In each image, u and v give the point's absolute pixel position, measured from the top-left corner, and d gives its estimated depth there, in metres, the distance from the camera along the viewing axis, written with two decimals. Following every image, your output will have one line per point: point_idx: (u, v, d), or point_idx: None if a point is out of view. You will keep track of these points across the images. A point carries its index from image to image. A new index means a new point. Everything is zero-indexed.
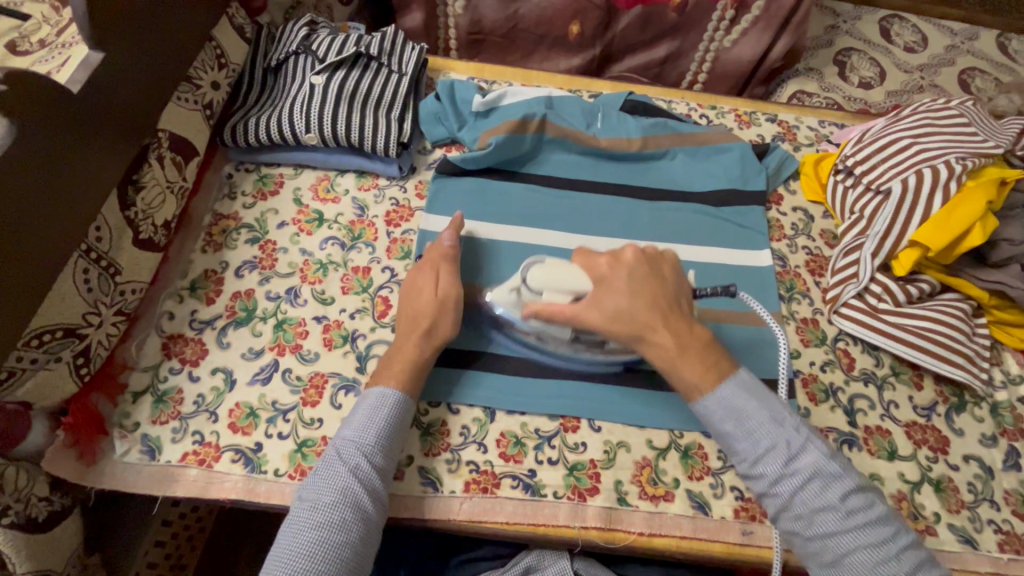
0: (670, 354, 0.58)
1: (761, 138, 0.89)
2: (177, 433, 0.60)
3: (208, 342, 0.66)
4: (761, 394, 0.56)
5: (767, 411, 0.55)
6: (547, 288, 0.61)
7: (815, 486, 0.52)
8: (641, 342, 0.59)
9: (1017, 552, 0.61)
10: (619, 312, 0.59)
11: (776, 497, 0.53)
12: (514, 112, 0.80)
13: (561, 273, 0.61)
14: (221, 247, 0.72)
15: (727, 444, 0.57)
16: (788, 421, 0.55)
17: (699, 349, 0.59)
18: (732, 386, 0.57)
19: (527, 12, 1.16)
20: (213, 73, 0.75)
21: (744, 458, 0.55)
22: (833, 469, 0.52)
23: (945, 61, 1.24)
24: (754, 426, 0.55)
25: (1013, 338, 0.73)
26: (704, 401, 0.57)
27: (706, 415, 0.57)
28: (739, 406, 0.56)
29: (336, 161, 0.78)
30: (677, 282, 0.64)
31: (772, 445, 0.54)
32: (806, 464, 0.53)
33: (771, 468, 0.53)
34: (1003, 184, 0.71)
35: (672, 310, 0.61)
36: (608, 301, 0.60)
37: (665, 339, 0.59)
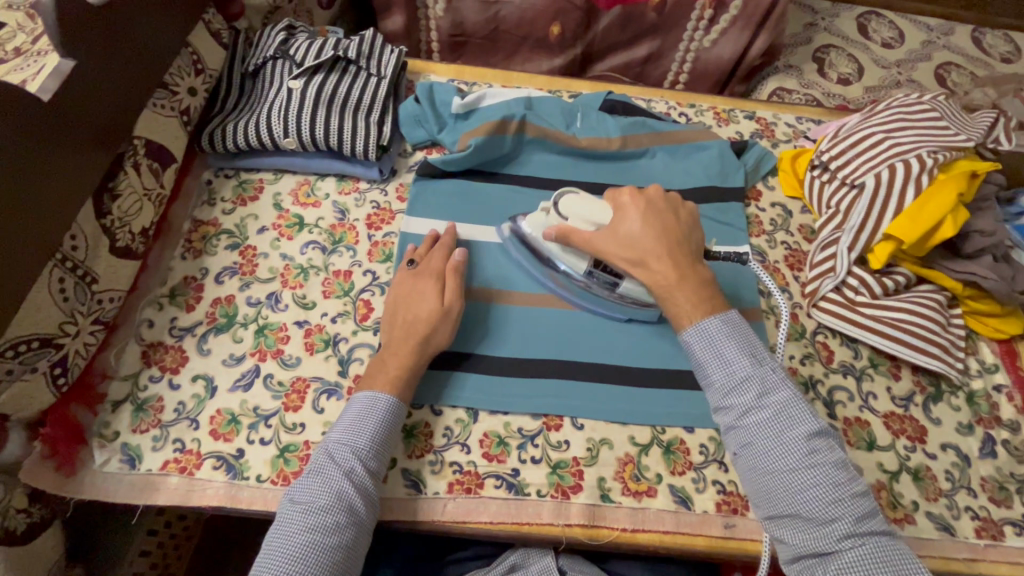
0: (668, 281, 0.61)
1: (739, 135, 0.90)
2: (157, 441, 0.60)
3: (188, 349, 0.65)
4: (744, 333, 0.58)
5: (745, 350, 0.57)
6: (573, 215, 0.66)
7: (781, 422, 0.53)
8: (640, 266, 0.62)
9: (993, 538, 0.62)
10: (630, 236, 0.63)
11: (741, 429, 0.55)
12: (493, 113, 0.81)
13: (589, 204, 0.66)
14: (201, 254, 0.72)
15: (702, 375, 0.58)
16: (766, 361, 0.57)
17: (699, 281, 0.61)
18: (715, 322, 0.58)
19: (508, 14, 1.17)
20: (190, 80, 0.75)
21: (716, 389, 0.57)
22: (802, 411, 0.54)
23: (922, 57, 1.26)
24: (731, 360, 0.56)
25: (987, 327, 0.74)
26: (688, 330, 0.59)
27: (688, 345, 0.59)
28: (720, 340, 0.57)
29: (316, 166, 0.78)
30: (692, 226, 0.66)
31: (746, 379, 0.55)
32: (776, 402, 0.54)
33: (742, 399, 0.55)
34: (974, 176, 0.73)
35: (682, 245, 0.63)
36: (623, 227, 0.64)
37: (664, 267, 0.61)
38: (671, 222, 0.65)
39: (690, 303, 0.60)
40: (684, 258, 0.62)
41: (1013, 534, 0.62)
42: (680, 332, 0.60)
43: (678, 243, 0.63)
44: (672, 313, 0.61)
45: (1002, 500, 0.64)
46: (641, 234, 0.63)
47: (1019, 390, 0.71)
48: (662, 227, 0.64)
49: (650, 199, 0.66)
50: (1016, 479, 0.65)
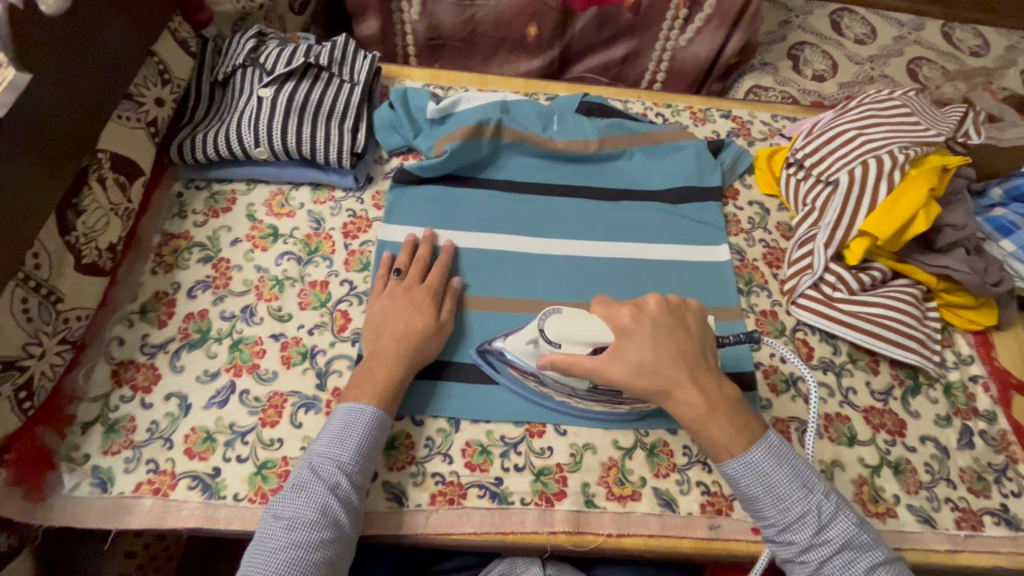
0: (700, 414, 0.56)
1: (716, 134, 0.90)
2: (130, 463, 0.58)
3: (160, 366, 0.64)
4: (789, 459, 0.55)
5: (796, 480, 0.54)
6: (565, 340, 0.56)
7: (845, 557, 0.51)
8: (665, 397, 0.56)
9: (973, 528, 0.63)
10: (643, 366, 0.56)
11: (804, 565, 0.53)
12: (468, 118, 0.80)
13: (581, 323, 0.57)
14: (173, 268, 0.70)
15: (752, 507, 0.55)
16: (817, 487, 0.54)
17: (728, 408, 0.56)
18: (760, 456, 0.54)
19: (484, 16, 1.16)
20: (157, 90, 0.73)
21: (771, 523, 0.54)
22: (861, 538, 0.52)
23: (894, 52, 1.27)
24: (784, 494, 0.53)
25: (962, 320, 0.76)
26: (730, 465, 0.55)
27: (731, 478, 0.55)
28: (768, 473, 0.54)
29: (289, 175, 0.77)
30: (700, 331, 0.60)
31: (803, 512, 0.53)
32: (836, 534, 0.52)
33: (802, 535, 0.52)
34: (945, 170, 0.74)
35: (699, 363, 0.57)
36: (630, 355, 0.56)
37: (691, 396, 0.56)
38: (682, 336, 0.58)
39: (728, 434, 0.55)
40: (706, 380, 0.57)
41: (992, 523, 0.63)
42: (720, 465, 0.56)
43: (693, 360, 0.57)
44: (709, 446, 0.56)
45: (980, 490, 0.65)
46: (659, 362, 0.56)
47: (994, 380, 0.72)
48: (673, 351, 0.57)
49: (652, 315, 0.58)
50: (994, 468, 0.66)
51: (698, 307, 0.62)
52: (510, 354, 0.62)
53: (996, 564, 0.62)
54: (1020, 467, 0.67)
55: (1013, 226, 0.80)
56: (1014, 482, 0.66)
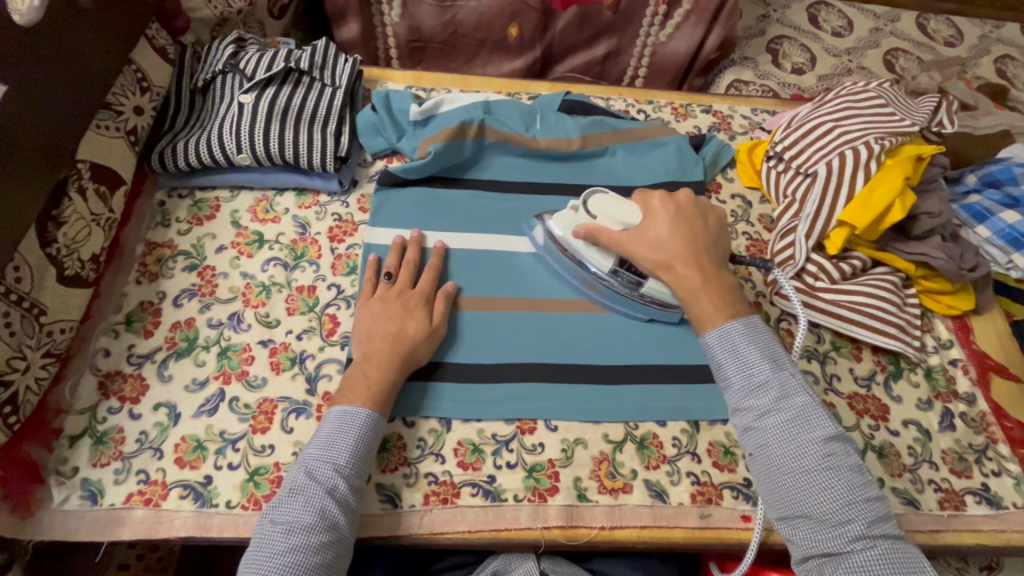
0: (694, 286, 0.62)
1: (697, 129, 0.92)
2: (119, 474, 0.58)
3: (148, 376, 0.63)
4: (763, 336, 0.59)
5: (765, 353, 0.57)
6: (603, 213, 0.68)
7: (798, 424, 0.54)
8: (667, 270, 0.63)
9: (956, 508, 0.64)
10: (658, 240, 0.64)
11: (757, 430, 0.55)
12: (451, 119, 0.80)
13: (617, 205, 0.68)
14: (157, 277, 0.70)
15: (720, 377, 0.59)
16: (787, 367, 0.57)
17: (723, 285, 0.62)
18: (739, 325, 0.59)
19: (465, 17, 1.16)
20: (135, 98, 0.73)
21: (735, 390, 0.57)
22: (819, 415, 0.54)
23: (870, 44, 1.29)
24: (751, 362, 0.57)
25: (941, 305, 0.77)
26: (709, 333, 0.59)
27: (708, 346, 0.60)
28: (740, 343, 0.58)
29: (273, 180, 0.77)
30: (717, 230, 0.67)
31: (765, 383, 0.56)
32: (794, 405, 0.54)
33: (761, 402, 0.55)
34: (920, 159, 0.76)
35: (708, 250, 0.64)
36: (651, 231, 0.65)
37: (690, 272, 0.62)
38: (700, 228, 0.66)
39: (713, 307, 0.60)
40: (709, 264, 0.63)
41: (973, 502, 0.65)
42: (702, 334, 0.60)
43: (706, 245, 0.65)
44: (694, 315, 0.61)
45: (962, 470, 0.67)
46: (670, 238, 0.64)
47: (973, 362, 0.74)
48: (687, 234, 0.65)
49: (678, 204, 0.67)
50: (974, 449, 0.68)
51: (721, 212, 0.70)
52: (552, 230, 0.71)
53: (979, 542, 0.63)
54: (1000, 447, 0.69)
55: (988, 211, 0.82)
56: (994, 462, 0.68)
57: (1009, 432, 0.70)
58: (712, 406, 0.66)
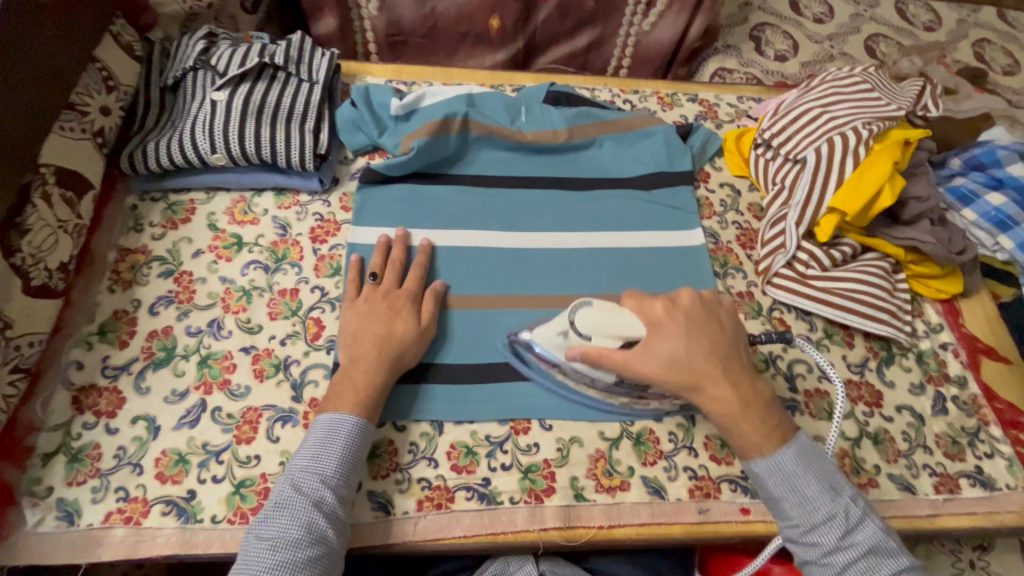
0: (732, 412, 0.56)
1: (684, 118, 0.90)
2: (97, 492, 0.55)
3: (124, 389, 0.61)
4: (817, 460, 0.56)
5: (823, 481, 0.54)
6: (597, 333, 0.57)
7: (868, 560, 0.52)
8: (696, 392, 0.57)
9: (950, 491, 0.64)
10: (675, 360, 0.57)
11: (826, 567, 0.52)
12: (434, 113, 0.78)
13: (613, 318, 0.58)
14: (131, 284, 0.67)
15: (775, 507, 0.55)
16: (844, 491, 0.55)
17: (760, 406, 0.57)
18: (790, 453, 0.55)
19: (444, 9, 1.14)
20: (102, 97, 0.70)
21: (795, 523, 0.54)
22: (886, 544, 0.52)
23: (851, 30, 1.29)
24: (810, 494, 0.54)
25: (930, 289, 0.77)
26: (757, 462, 0.56)
27: (759, 477, 0.56)
28: (795, 473, 0.55)
29: (250, 181, 0.74)
30: (730, 326, 0.61)
31: (829, 515, 0.53)
32: (861, 538, 0.52)
33: (828, 539, 0.52)
34: (908, 144, 0.76)
35: (731, 359, 0.58)
36: (662, 346, 0.57)
37: (723, 392, 0.57)
38: (714, 333, 0.59)
39: (758, 433, 0.56)
40: (738, 379, 0.58)
41: (968, 485, 0.65)
42: (748, 462, 0.57)
43: (726, 356, 0.58)
44: (738, 444, 0.57)
45: (956, 454, 0.67)
46: (689, 356, 0.57)
47: (963, 345, 0.74)
48: (705, 347, 0.58)
49: (683, 306, 0.60)
50: (967, 432, 0.68)
51: (729, 303, 0.63)
52: (538, 347, 0.62)
53: (974, 525, 0.64)
54: (991, 429, 0.69)
55: (973, 194, 0.82)
56: (986, 444, 0.68)
57: (999, 413, 0.70)
58: None
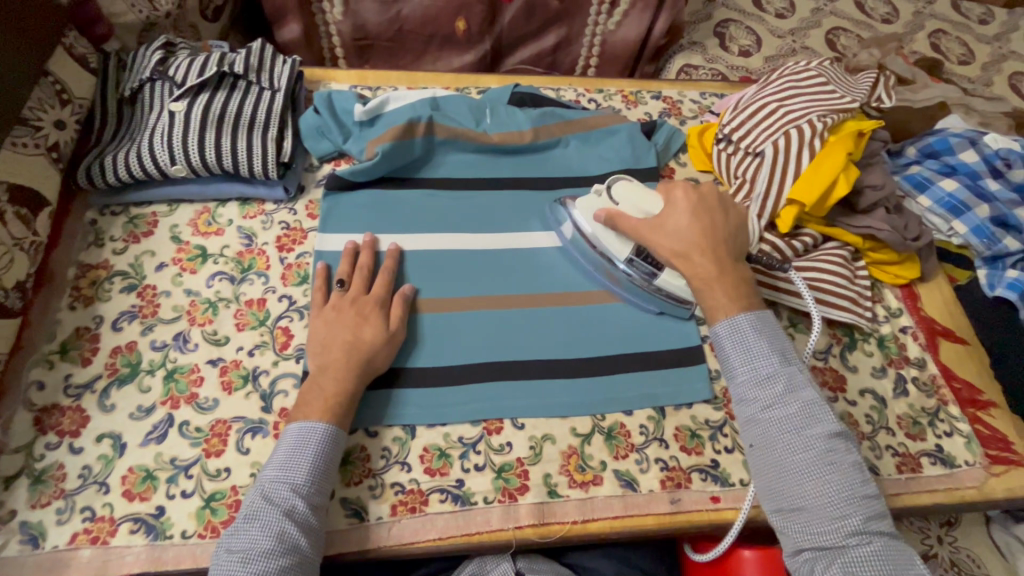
0: (708, 276, 0.62)
1: (648, 116, 0.92)
2: (62, 513, 0.54)
3: (89, 408, 0.60)
4: (774, 330, 0.59)
5: (775, 347, 0.58)
6: (625, 200, 0.70)
7: (803, 419, 0.55)
8: (683, 259, 0.64)
9: (913, 470, 0.66)
10: (677, 229, 0.65)
11: (760, 423, 0.56)
12: (398, 118, 0.78)
13: (641, 194, 0.70)
14: (93, 300, 0.66)
15: (726, 367, 0.60)
16: (794, 362, 0.58)
17: (737, 281, 0.62)
18: (750, 317, 0.59)
19: (410, 12, 1.14)
20: (55, 112, 0.68)
21: (741, 381, 0.58)
22: (823, 411, 0.55)
23: (812, 24, 1.32)
24: (760, 356, 0.58)
25: (888, 275, 0.80)
26: (719, 324, 0.60)
27: (717, 338, 0.60)
28: (750, 337, 0.58)
29: (214, 191, 0.73)
30: (739, 223, 0.67)
31: (774, 376, 0.57)
32: (801, 400, 0.55)
33: (768, 395, 0.56)
34: (861, 135, 0.78)
35: (726, 241, 0.64)
36: (670, 221, 0.66)
37: (705, 262, 0.63)
38: (721, 220, 0.66)
39: (726, 297, 0.61)
40: (724, 255, 0.63)
41: (929, 463, 0.67)
42: (712, 323, 0.61)
43: (724, 240, 0.64)
44: (708, 308, 0.62)
45: (917, 434, 0.69)
46: (689, 226, 0.65)
47: (921, 328, 0.77)
48: (709, 224, 0.65)
49: (702, 195, 0.67)
50: (927, 412, 0.71)
51: (743, 212, 0.69)
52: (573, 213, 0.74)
53: (936, 501, 0.66)
54: (950, 408, 0.71)
55: (927, 181, 0.84)
56: (945, 423, 0.70)
57: (957, 392, 0.73)
58: (677, 391, 0.67)
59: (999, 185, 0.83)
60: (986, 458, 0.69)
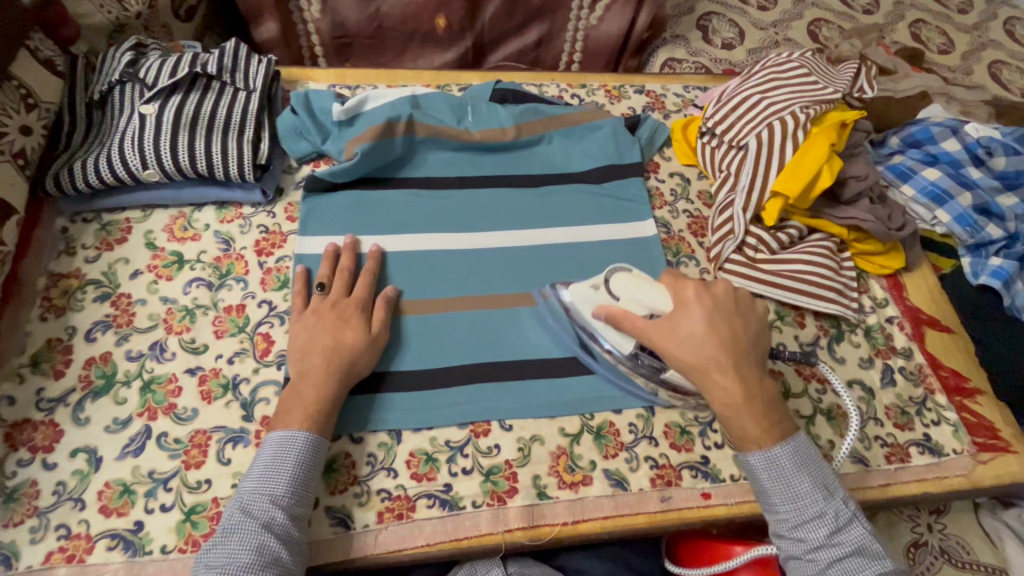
0: (734, 402, 0.57)
1: (632, 110, 0.91)
2: (36, 532, 0.53)
3: (62, 421, 0.58)
4: (812, 460, 0.56)
5: (816, 481, 0.55)
6: (626, 295, 0.62)
7: (854, 562, 0.52)
8: (701, 376, 0.58)
9: (901, 460, 0.66)
10: (692, 339, 0.58)
11: (808, 563, 0.53)
12: (377, 116, 0.76)
13: (644, 287, 0.62)
14: (65, 311, 0.64)
15: (766, 501, 0.57)
16: (837, 494, 0.55)
17: (766, 403, 0.57)
18: (787, 450, 0.56)
19: (390, 9, 1.12)
20: (21, 116, 0.66)
21: (783, 518, 0.55)
22: (872, 548, 0.53)
23: (794, 16, 1.32)
24: (801, 492, 0.55)
25: (874, 266, 0.80)
26: (753, 455, 0.57)
27: (752, 470, 0.57)
28: (790, 471, 0.55)
29: (189, 196, 0.71)
30: (756, 327, 0.62)
31: (818, 513, 0.54)
32: (849, 539, 0.53)
33: (814, 536, 0.53)
34: (844, 126, 0.78)
35: (747, 355, 0.59)
36: (682, 327, 0.59)
37: (729, 382, 0.57)
38: (739, 327, 0.60)
39: (758, 427, 0.56)
40: (749, 373, 0.58)
41: (917, 453, 0.67)
42: (743, 452, 0.58)
43: (744, 352, 0.59)
44: (736, 435, 0.57)
45: (905, 424, 0.69)
46: (707, 337, 0.58)
47: (908, 319, 0.77)
48: (727, 334, 0.59)
49: (714, 297, 0.61)
50: (914, 402, 0.71)
51: (761, 311, 0.64)
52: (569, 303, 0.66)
53: (924, 491, 0.66)
54: (937, 397, 0.71)
55: (911, 171, 0.84)
56: (933, 412, 0.70)
57: (943, 380, 0.73)
58: None
59: (981, 174, 0.83)
60: (973, 446, 0.69)
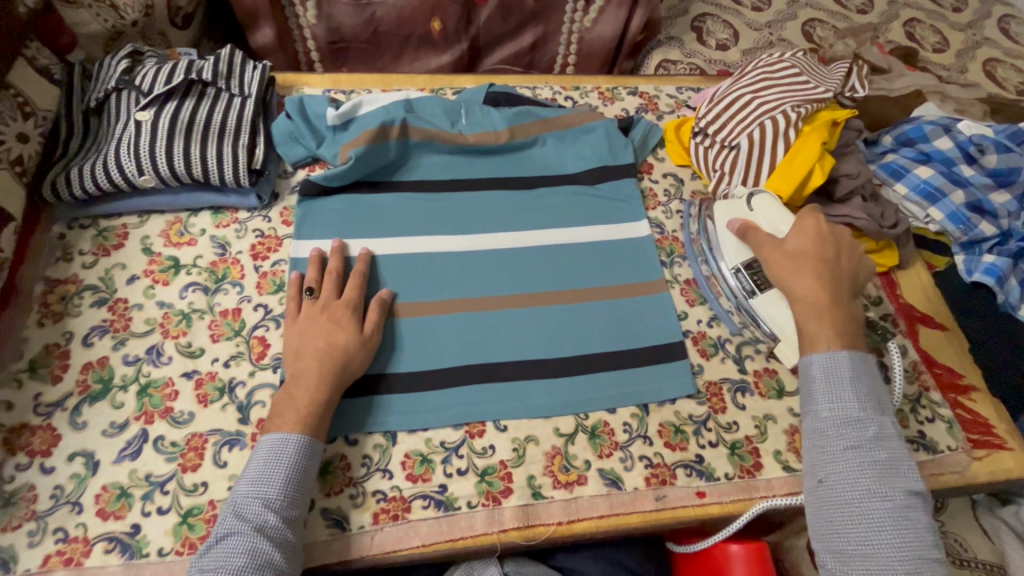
0: (819, 305, 0.62)
1: (625, 112, 0.92)
2: (34, 536, 0.53)
3: (60, 426, 0.58)
4: (870, 376, 0.59)
5: (869, 393, 0.58)
6: (761, 212, 0.72)
7: (887, 468, 0.54)
8: (796, 282, 0.64)
9: None
10: (798, 249, 0.66)
11: (840, 458, 0.55)
12: (371, 121, 0.77)
13: (779, 212, 0.71)
14: (63, 316, 0.64)
15: (809, 400, 0.59)
16: (884, 412, 0.58)
17: (847, 319, 0.62)
18: (855, 356, 0.59)
19: (385, 14, 1.13)
20: (18, 125, 0.67)
21: (826, 416, 0.57)
22: (906, 466, 0.55)
23: (789, 16, 1.32)
24: (850, 395, 0.57)
25: None
26: (816, 353, 0.60)
27: (810, 368, 0.60)
28: (846, 375, 0.58)
29: (185, 201, 0.72)
30: (862, 265, 0.67)
31: (865, 419, 0.56)
32: (887, 448, 0.55)
33: (856, 436, 0.55)
34: (835, 125, 0.79)
35: (843, 279, 0.65)
36: (791, 242, 0.67)
37: (821, 291, 0.63)
38: (842, 256, 0.66)
39: (833, 331, 0.61)
40: (841, 292, 0.64)
41: (913, 450, 0.67)
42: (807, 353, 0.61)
43: (840, 274, 0.65)
44: (806, 339, 0.62)
45: (900, 421, 0.69)
46: (813, 250, 0.65)
47: (901, 316, 0.77)
48: (832, 255, 0.65)
49: (834, 228, 0.68)
50: (909, 399, 0.71)
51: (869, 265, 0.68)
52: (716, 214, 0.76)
53: None
54: (932, 394, 0.72)
55: (903, 169, 0.84)
56: (927, 409, 0.70)
57: (938, 377, 0.74)
58: (660, 387, 0.67)
59: (973, 172, 0.83)
60: (968, 443, 0.69)
